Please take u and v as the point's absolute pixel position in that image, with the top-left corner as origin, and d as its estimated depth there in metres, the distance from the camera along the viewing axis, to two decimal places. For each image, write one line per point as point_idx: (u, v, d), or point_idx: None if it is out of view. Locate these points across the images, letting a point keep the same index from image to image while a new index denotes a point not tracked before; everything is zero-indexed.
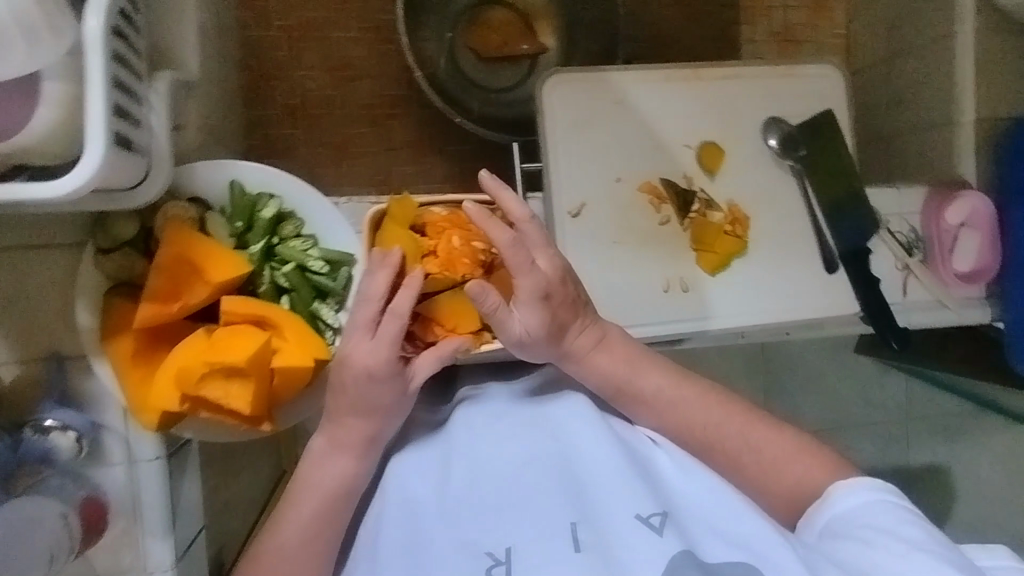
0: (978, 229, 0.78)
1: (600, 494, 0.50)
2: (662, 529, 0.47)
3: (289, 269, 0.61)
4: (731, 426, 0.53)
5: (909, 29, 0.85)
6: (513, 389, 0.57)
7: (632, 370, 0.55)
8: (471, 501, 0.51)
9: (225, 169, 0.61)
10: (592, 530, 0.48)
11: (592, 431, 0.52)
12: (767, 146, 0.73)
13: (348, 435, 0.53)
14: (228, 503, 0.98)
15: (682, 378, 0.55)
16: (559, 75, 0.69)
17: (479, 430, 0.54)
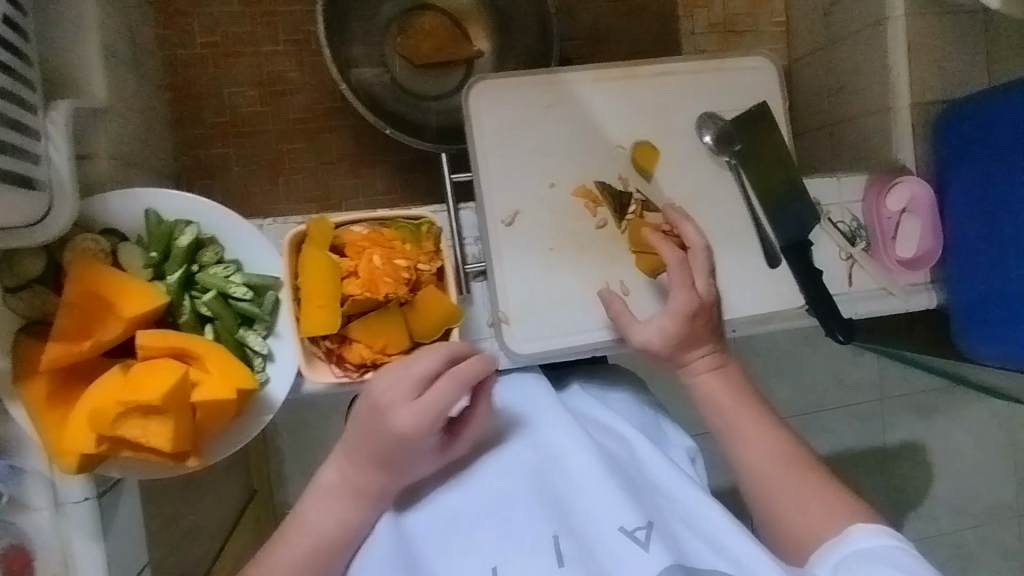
0: (919, 214, 0.78)
1: (583, 509, 0.54)
2: (646, 542, 0.51)
3: (210, 297, 0.59)
4: (754, 447, 0.61)
5: (845, 16, 0.85)
6: (495, 412, 0.63)
7: (738, 401, 0.63)
8: (463, 524, 0.56)
9: (139, 198, 0.59)
10: (574, 541, 0.53)
11: (575, 445, 0.58)
12: (702, 142, 0.72)
13: (357, 483, 0.56)
14: (189, 531, 0.96)
15: (741, 400, 0.63)
16: (486, 80, 0.67)
17: (472, 457, 0.60)
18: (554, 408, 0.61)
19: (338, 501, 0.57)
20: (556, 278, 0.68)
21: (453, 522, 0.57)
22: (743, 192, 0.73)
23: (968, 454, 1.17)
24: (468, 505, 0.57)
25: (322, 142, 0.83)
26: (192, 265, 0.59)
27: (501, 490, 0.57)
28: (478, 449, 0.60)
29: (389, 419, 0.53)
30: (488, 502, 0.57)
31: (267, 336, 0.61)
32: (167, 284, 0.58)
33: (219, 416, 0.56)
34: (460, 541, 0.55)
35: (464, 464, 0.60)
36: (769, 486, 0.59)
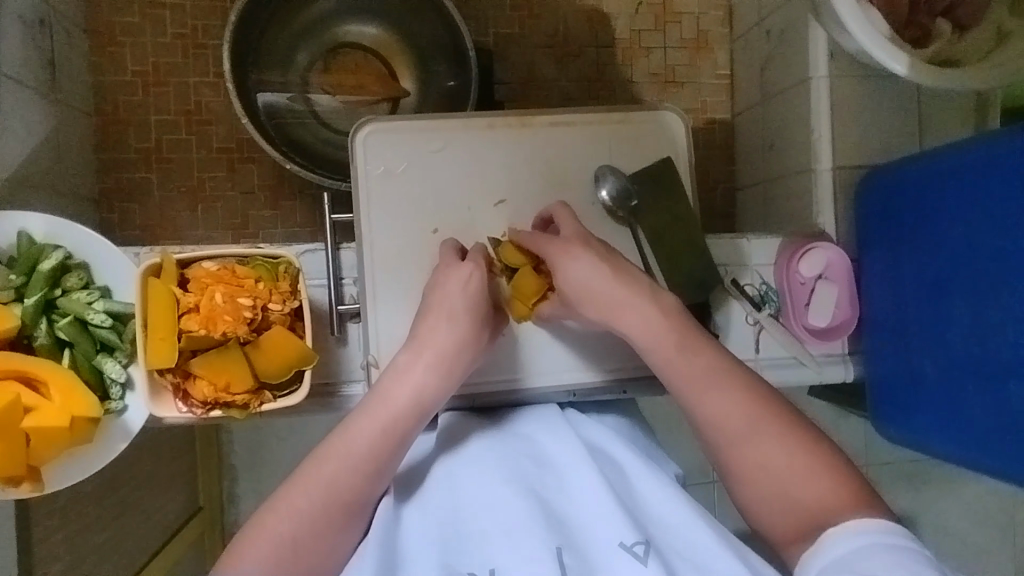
0: (836, 282, 0.74)
1: (580, 524, 0.53)
2: (645, 558, 0.49)
3: (67, 321, 0.60)
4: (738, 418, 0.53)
5: (778, 72, 0.83)
6: (500, 431, 0.61)
7: (679, 335, 0.56)
8: (463, 526, 0.53)
9: (13, 220, 0.61)
10: (578, 556, 0.51)
11: (580, 467, 0.56)
12: (598, 197, 0.71)
13: (422, 374, 0.56)
14: (124, 539, 0.94)
15: (686, 336, 0.56)
16: (373, 124, 0.68)
17: (471, 465, 0.57)
18: (563, 427, 0.60)
19: (407, 391, 0.56)
20: None
21: (450, 525, 0.53)
22: (638, 249, 0.71)
23: (965, 538, 1.05)
24: (464, 508, 0.54)
25: (242, 171, 0.87)
26: (55, 289, 0.60)
27: (507, 500, 0.53)
28: (478, 457, 0.58)
29: (447, 287, 0.60)
30: (496, 513, 0.53)
31: (127, 365, 0.61)
32: (24, 308, 0.59)
33: (56, 442, 0.56)
34: (462, 543, 0.52)
35: (458, 471, 0.57)
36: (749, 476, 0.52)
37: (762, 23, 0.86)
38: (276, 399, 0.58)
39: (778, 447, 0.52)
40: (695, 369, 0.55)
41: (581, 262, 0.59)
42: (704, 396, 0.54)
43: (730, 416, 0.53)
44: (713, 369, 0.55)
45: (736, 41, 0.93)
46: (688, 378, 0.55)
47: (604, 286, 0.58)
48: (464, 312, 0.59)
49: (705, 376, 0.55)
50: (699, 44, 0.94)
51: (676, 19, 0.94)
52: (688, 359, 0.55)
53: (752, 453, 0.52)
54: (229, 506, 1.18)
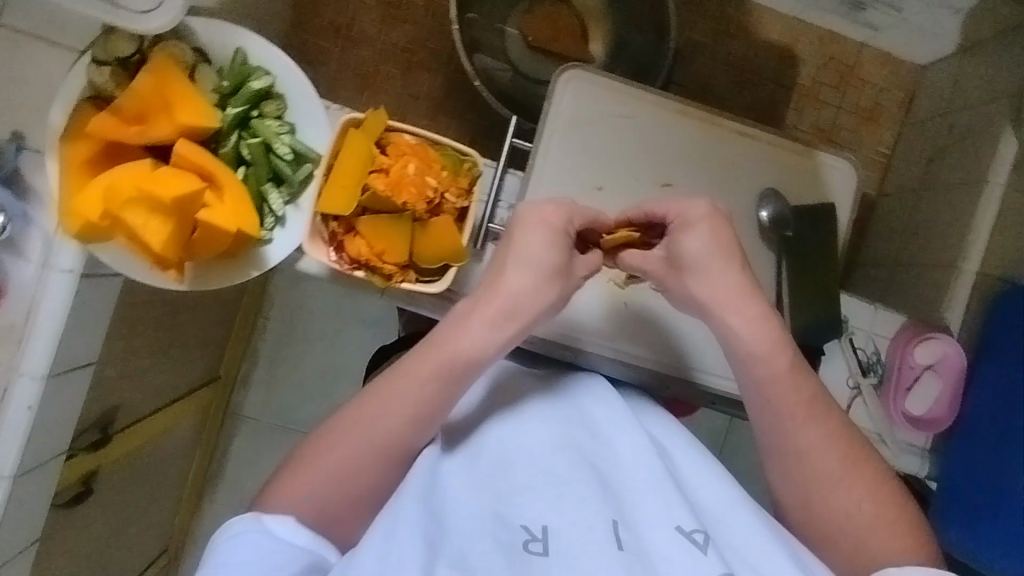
0: (943, 377, 0.75)
1: (631, 498, 0.46)
2: (705, 547, 0.43)
3: (255, 143, 0.62)
4: (824, 460, 0.51)
5: (948, 168, 0.84)
6: (543, 382, 0.57)
7: (772, 352, 0.53)
8: (511, 473, 0.47)
9: (234, 35, 0.62)
10: (632, 533, 0.44)
11: (629, 434, 0.50)
12: (757, 216, 0.72)
13: (480, 336, 0.52)
14: None
15: (795, 366, 0.53)
16: (579, 70, 0.70)
17: (517, 418, 0.51)
18: (612, 396, 0.53)
19: (464, 347, 0.52)
20: None
21: (496, 473, 0.48)
22: (775, 277, 0.72)
23: None
24: (504, 451, 0.49)
25: (416, 76, 0.89)
26: (253, 110, 0.63)
27: (549, 455, 0.48)
28: (529, 410, 0.52)
29: (539, 214, 0.55)
30: (538, 465, 0.47)
31: (287, 203, 0.63)
32: (224, 115, 0.61)
33: (213, 244, 0.59)
34: (507, 491, 0.46)
35: (511, 420, 0.51)
36: (823, 520, 0.50)
37: (947, 118, 0.87)
38: (417, 283, 0.61)
39: (852, 485, 0.50)
40: (799, 391, 0.52)
41: (704, 240, 0.55)
42: (797, 426, 0.52)
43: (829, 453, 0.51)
44: (813, 405, 0.52)
45: (909, 125, 0.94)
46: (783, 413, 0.52)
47: (723, 273, 0.54)
48: (547, 261, 0.54)
49: (798, 413, 0.52)
50: (871, 117, 0.95)
51: (859, 85, 0.95)
52: (796, 381, 0.52)
53: (835, 497, 0.50)
54: (239, 388, 1.33)
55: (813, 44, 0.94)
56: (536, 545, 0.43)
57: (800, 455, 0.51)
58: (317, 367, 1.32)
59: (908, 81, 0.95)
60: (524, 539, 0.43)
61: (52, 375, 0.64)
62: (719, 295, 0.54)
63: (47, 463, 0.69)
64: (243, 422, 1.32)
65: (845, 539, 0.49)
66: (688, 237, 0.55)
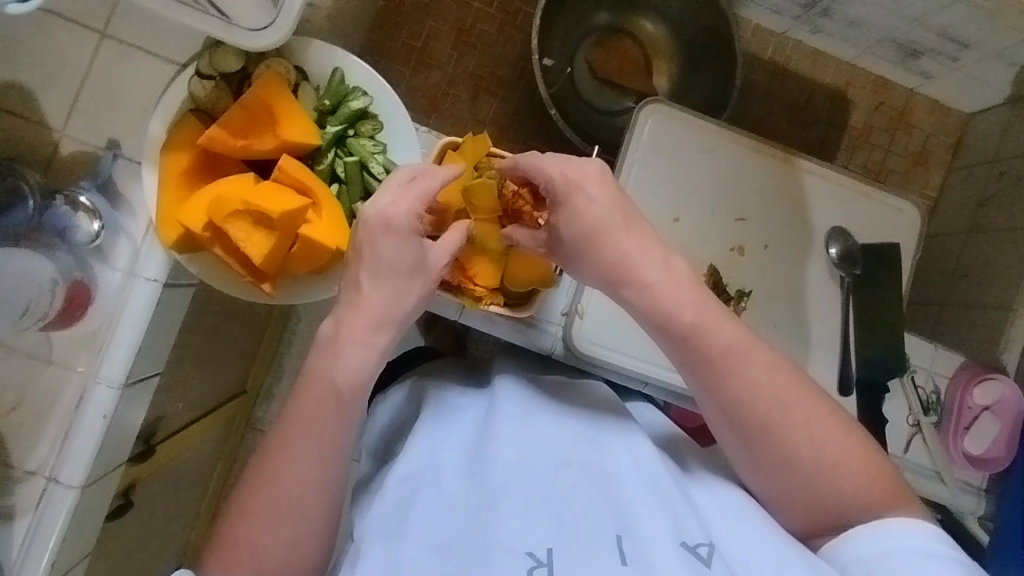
0: (1001, 420, 0.76)
1: (634, 507, 0.48)
2: (708, 562, 0.45)
3: (351, 161, 0.63)
4: (771, 400, 0.49)
5: (999, 214, 0.87)
6: (542, 396, 0.59)
7: (675, 298, 0.51)
8: (512, 488, 0.48)
9: (336, 55, 0.64)
10: (634, 546, 0.46)
11: (634, 453, 0.53)
12: (827, 252, 0.73)
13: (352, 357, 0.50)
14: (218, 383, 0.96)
15: (715, 310, 0.51)
16: (661, 104, 0.71)
17: (523, 427, 0.53)
18: (626, 428, 0.56)
19: (339, 374, 0.50)
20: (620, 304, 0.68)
21: (496, 494, 0.48)
22: (843, 314, 0.73)
23: None
24: (511, 472, 0.49)
25: (483, 100, 0.91)
26: (349, 128, 0.64)
27: (556, 474, 0.49)
28: (535, 430, 0.53)
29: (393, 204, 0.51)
30: (542, 482, 0.49)
31: None
32: (323, 133, 0.62)
33: (309, 259, 0.59)
34: (508, 511, 0.47)
35: (517, 434, 0.53)
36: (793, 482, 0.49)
37: (997, 164, 0.90)
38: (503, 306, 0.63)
39: (826, 439, 0.49)
40: (716, 343, 0.50)
41: (598, 202, 0.52)
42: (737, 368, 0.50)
43: (766, 391, 0.49)
44: (739, 342, 0.50)
45: (956, 170, 0.97)
46: (710, 363, 0.50)
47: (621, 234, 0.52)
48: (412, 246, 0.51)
49: (740, 370, 0.50)
50: (920, 159, 0.98)
51: (909, 129, 0.98)
52: (713, 328, 0.50)
53: (796, 448, 0.49)
54: (261, 401, 1.33)
55: (866, 88, 0.97)
56: (541, 571, 0.44)
57: (744, 401, 0.50)
58: None
59: (955, 127, 0.98)
60: (530, 565, 0.44)
61: (127, 384, 0.64)
62: (615, 257, 0.52)
63: (109, 473, 0.68)
64: None
65: (823, 493, 0.48)
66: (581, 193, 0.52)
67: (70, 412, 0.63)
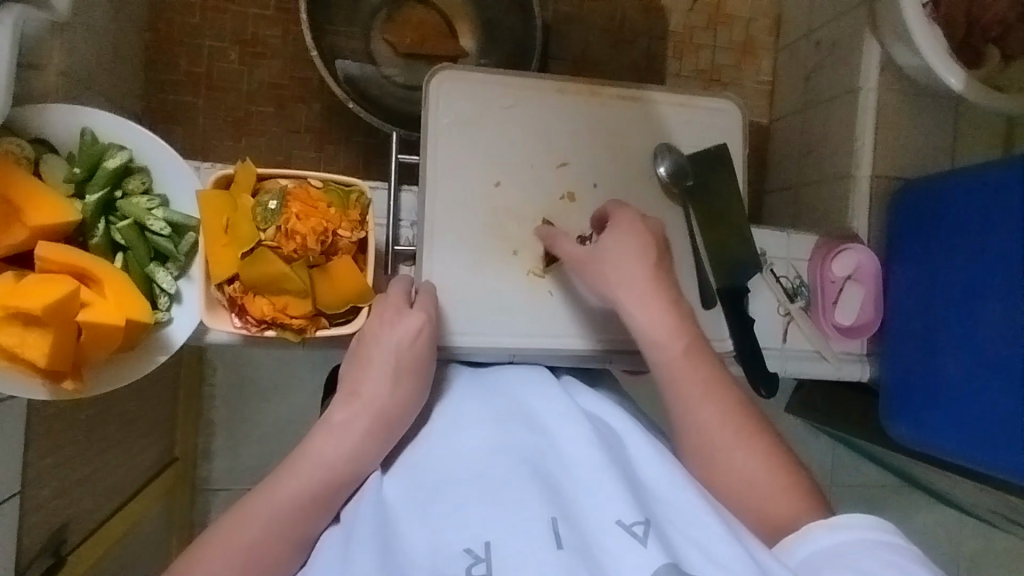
0: (863, 284, 0.78)
1: (574, 495, 0.48)
2: (645, 539, 0.44)
3: (127, 224, 0.58)
4: (720, 428, 0.56)
5: (824, 82, 0.87)
6: (485, 393, 0.58)
7: (680, 342, 0.58)
8: (446, 491, 0.49)
9: (76, 115, 0.58)
10: (572, 527, 0.45)
11: (570, 430, 0.52)
12: (655, 173, 0.72)
13: (354, 440, 0.54)
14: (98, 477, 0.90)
15: (688, 336, 0.58)
16: (449, 71, 0.68)
17: (463, 432, 0.54)
18: (558, 394, 0.56)
19: (332, 458, 0.53)
20: (468, 282, 0.67)
21: (432, 496, 0.49)
22: (687, 228, 0.72)
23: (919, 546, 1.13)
24: (446, 475, 0.51)
25: (291, 109, 0.87)
26: (116, 190, 0.59)
27: (487, 466, 0.50)
28: (467, 429, 0.54)
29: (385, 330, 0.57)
30: (472, 477, 0.50)
31: (177, 278, 0.60)
32: (84, 204, 0.57)
33: (105, 342, 0.55)
34: (442, 514, 0.47)
35: (449, 442, 0.54)
36: (720, 475, 0.55)
37: (814, 35, 0.89)
38: (331, 328, 0.59)
39: (741, 451, 0.55)
40: (698, 377, 0.57)
41: (621, 243, 0.61)
42: (697, 404, 0.56)
43: (728, 422, 0.56)
44: (708, 373, 0.57)
45: (782, 50, 0.97)
46: (686, 388, 0.57)
47: (625, 267, 0.60)
48: (400, 360, 0.56)
49: (705, 405, 0.56)
50: (746, 49, 0.98)
51: (728, 21, 0.97)
52: (693, 364, 0.57)
53: (729, 466, 0.55)
54: (200, 462, 1.24)
55: None
56: (480, 567, 0.44)
57: (700, 432, 0.56)
58: (276, 419, 1.26)
59: (772, 9, 0.98)
60: (468, 564, 0.44)
61: None
62: (628, 297, 0.60)
63: None
64: (216, 494, 1.23)
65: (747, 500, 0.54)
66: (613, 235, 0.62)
67: None
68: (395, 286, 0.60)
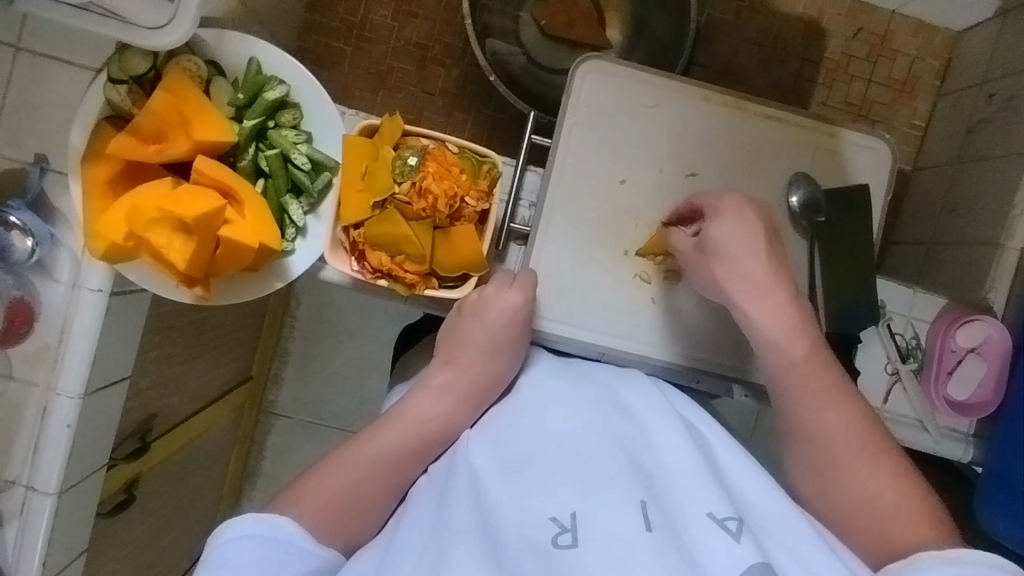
0: (987, 360, 0.72)
1: (665, 484, 0.47)
2: (738, 535, 0.43)
3: (273, 154, 0.62)
4: (851, 447, 0.54)
5: (987, 138, 0.81)
6: (570, 372, 0.58)
7: (808, 361, 0.56)
8: (535, 458, 0.49)
9: (247, 44, 0.61)
10: (665, 516, 0.45)
11: (666, 425, 0.52)
12: (786, 202, 0.69)
13: (455, 400, 0.57)
14: (184, 376, 0.97)
15: (818, 351, 0.57)
16: (598, 60, 0.67)
17: (550, 404, 0.54)
18: (644, 387, 0.56)
19: (439, 411, 0.56)
20: (574, 272, 0.67)
21: (521, 460, 0.49)
22: (808, 265, 0.69)
23: None
24: (536, 442, 0.51)
25: (430, 71, 0.90)
26: (270, 120, 0.62)
27: (579, 441, 0.50)
28: (558, 400, 0.54)
29: (492, 310, 0.60)
30: (563, 448, 0.49)
31: (307, 214, 0.63)
32: (241, 128, 0.61)
33: (237, 259, 0.59)
34: (528, 480, 0.48)
35: (541, 412, 0.54)
36: (841, 503, 0.53)
37: (986, 85, 0.83)
38: (439, 290, 0.61)
39: (872, 469, 0.53)
40: (818, 382, 0.56)
41: (729, 228, 0.60)
42: (819, 412, 0.55)
43: (849, 437, 0.54)
44: (832, 391, 0.56)
45: (945, 96, 0.91)
46: (807, 390, 0.56)
47: (744, 259, 0.59)
48: (502, 330, 0.59)
49: (827, 413, 0.55)
50: (904, 88, 0.93)
51: (891, 57, 0.92)
52: (814, 369, 0.56)
53: (855, 482, 0.53)
54: (271, 386, 1.31)
55: (841, 16, 0.92)
56: (567, 536, 0.44)
57: (818, 441, 0.55)
58: (345, 361, 1.31)
59: (943, 49, 0.92)
60: (555, 532, 0.44)
61: (87, 394, 0.65)
62: (744, 283, 0.59)
63: (91, 475, 0.70)
64: (281, 418, 1.30)
65: (890, 532, 0.51)
66: (717, 223, 0.60)
67: (36, 425, 0.64)
68: (498, 276, 0.62)
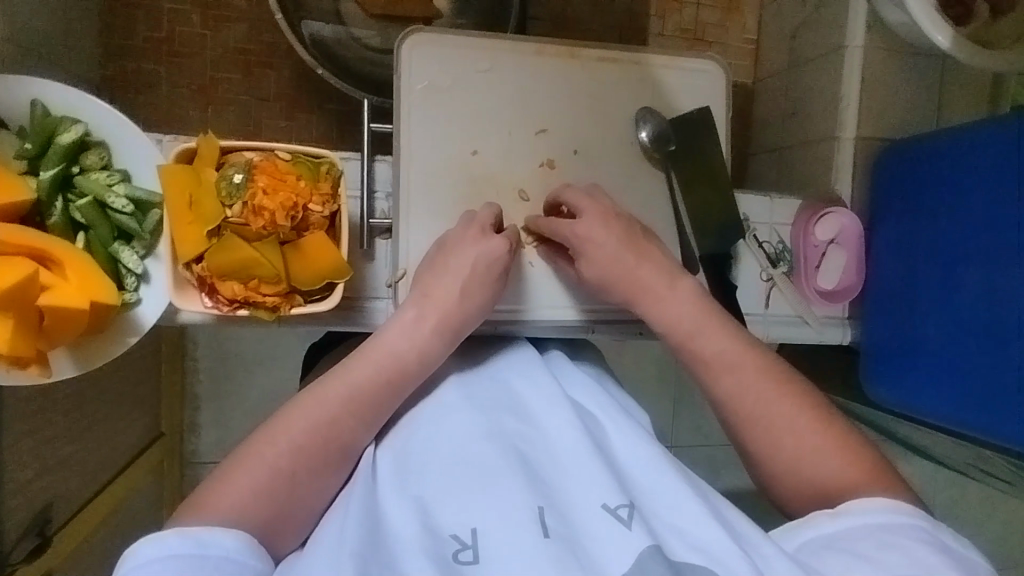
0: (845, 248, 0.78)
1: (561, 484, 0.46)
2: (630, 522, 0.43)
3: (85, 203, 0.56)
4: (765, 396, 0.52)
5: (810, 40, 0.86)
6: (469, 378, 0.56)
7: (701, 324, 0.55)
8: (427, 478, 0.46)
9: (25, 87, 0.55)
10: (560, 519, 0.43)
11: (558, 419, 0.50)
12: (637, 138, 0.70)
13: (423, 335, 0.53)
14: (77, 452, 0.90)
15: (711, 314, 0.55)
16: (421, 33, 0.65)
17: (450, 416, 0.51)
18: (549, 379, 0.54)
19: None
20: None
21: (416, 478, 0.47)
22: (669, 195, 0.71)
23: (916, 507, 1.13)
24: (431, 456, 0.48)
25: (259, 75, 0.87)
26: (73, 166, 0.56)
27: (473, 448, 0.47)
28: (452, 411, 0.51)
29: (466, 251, 0.57)
30: (458, 458, 0.47)
31: (145, 258, 0.58)
32: (39, 182, 0.54)
33: (70, 326, 0.53)
34: (425, 498, 0.45)
35: (433, 424, 0.51)
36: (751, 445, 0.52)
37: None
38: (307, 305, 0.57)
39: (791, 414, 0.51)
40: (713, 345, 0.54)
41: (605, 246, 0.58)
42: (724, 367, 0.53)
43: (749, 386, 0.52)
44: (730, 349, 0.54)
45: (767, 7, 0.95)
46: (703, 349, 0.54)
47: (632, 270, 0.57)
48: (475, 276, 0.56)
49: (723, 372, 0.53)
50: (731, 6, 0.97)
51: None
52: (711, 332, 0.54)
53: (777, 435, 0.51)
54: (188, 436, 1.22)
55: None
56: (466, 553, 0.41)
57: (724, 399, 0.53)
58: (262, 392, 1.24)
59: None
60: (454, 549, 0.42)
61: None
62: (623, 289, 0.58)
63: None
64: (206, 466, 1.22)
65: (809, 478, 0.50)
66: (591, 241, 0.59)
67: None
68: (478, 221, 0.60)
